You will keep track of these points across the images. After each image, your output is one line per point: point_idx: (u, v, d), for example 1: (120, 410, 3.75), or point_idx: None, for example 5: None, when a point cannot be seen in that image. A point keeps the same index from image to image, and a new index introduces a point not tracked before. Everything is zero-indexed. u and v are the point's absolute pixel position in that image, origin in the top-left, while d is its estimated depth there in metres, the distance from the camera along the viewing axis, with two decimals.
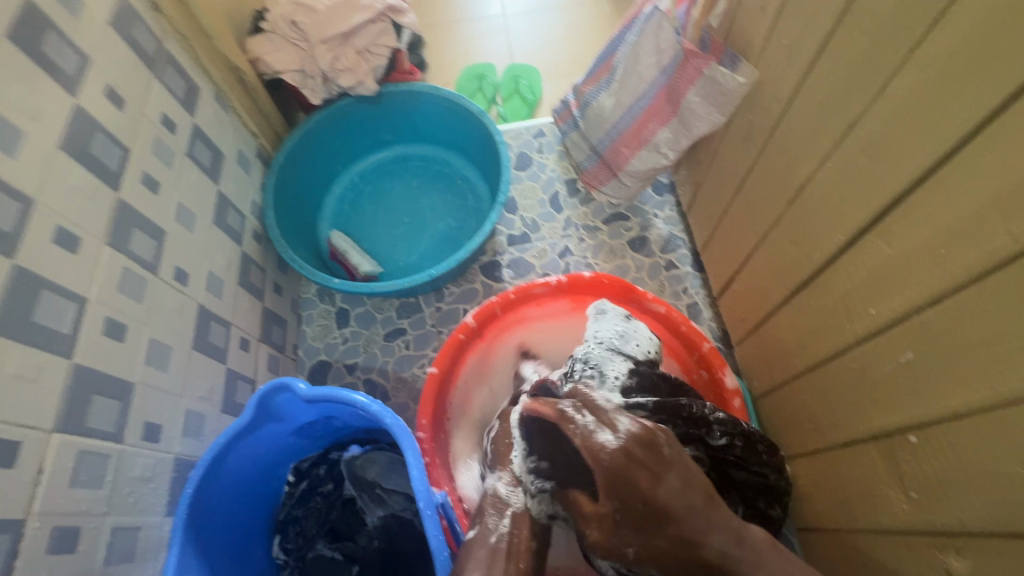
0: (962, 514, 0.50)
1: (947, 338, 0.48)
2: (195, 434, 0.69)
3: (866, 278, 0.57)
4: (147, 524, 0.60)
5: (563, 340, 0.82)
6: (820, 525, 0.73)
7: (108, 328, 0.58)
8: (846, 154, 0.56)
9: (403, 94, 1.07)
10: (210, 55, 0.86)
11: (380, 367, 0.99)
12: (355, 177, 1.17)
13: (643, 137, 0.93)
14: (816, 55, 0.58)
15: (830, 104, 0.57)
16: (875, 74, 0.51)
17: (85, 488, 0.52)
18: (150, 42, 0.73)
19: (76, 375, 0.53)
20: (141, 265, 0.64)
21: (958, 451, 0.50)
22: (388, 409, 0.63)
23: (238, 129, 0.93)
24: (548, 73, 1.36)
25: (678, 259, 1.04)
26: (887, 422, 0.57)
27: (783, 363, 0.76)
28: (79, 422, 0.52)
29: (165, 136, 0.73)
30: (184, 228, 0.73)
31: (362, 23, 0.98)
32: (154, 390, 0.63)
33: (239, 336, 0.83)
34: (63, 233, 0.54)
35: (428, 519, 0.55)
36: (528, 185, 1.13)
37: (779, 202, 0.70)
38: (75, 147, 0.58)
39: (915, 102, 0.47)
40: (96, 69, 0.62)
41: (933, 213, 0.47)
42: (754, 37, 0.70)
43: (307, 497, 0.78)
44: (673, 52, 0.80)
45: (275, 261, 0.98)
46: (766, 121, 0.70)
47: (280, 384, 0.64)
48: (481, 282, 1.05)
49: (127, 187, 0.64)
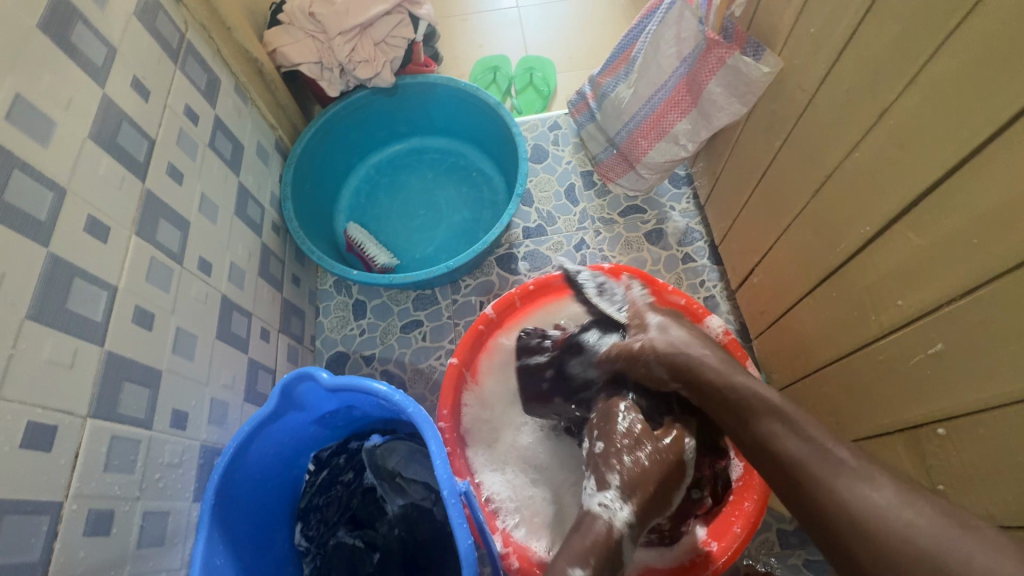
0: (992, 507, 0.50)
1: (979, 329, 0.48)
2: (220, 422, 0.70)
3: (894, 269, 0.56)
4: (176, 509, 0.61)
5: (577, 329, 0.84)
6: None
7: (137, 317, 0.58)
8: (875, 144, 0.56)
9: (419, 85, 1.07)
10: (230, 47, 0.87)
11: (397, 358, 1.00)
12: (371, 169, 1.17)
13: (662, 129, 0.92)
14: (844, 43, 0.58)
15: (858, 93, 0.57)
16: (907, 61, 0.50)
17: (117, 472, 0.53)
18: (173, 34, 0.73)
19: (108, 363, 0.54)
20: (167, 255, 0.65)
21: (987, 443, 0.49)
22: (410, 399, 0.63)
23: (258, 120, 0.94)
24: (562, 65, 1.36)
25: (695, 252, 1.03)
26: (914, 414, 0.57)
27: (805, 355, 0.75)
28: (112, 409, 0.53)
29: (188, 128, 0.73)
30: (207, 219, 0.74)
31: (379, 14, 0.98)
32: (181, 378, 0.64)
33: (260, 326, 0.83)
34: (94, 223, 0.55)
35: (452, 507, 0.55)
36: (543, 177, 1.13)
37: (802, 193, 0.69)
38: (103, 137, 0.58)
39: (950, 89, 0.46)
40: (123, 60, 0.63)
41: (966, 202, 0.47)
42: (779, 26, 0.69)
43: (329, 486, 0.79)
44: (695, 42, 0.79)
45: (293, 252, 0.99)
46: (791, 110, 0.69)
47: (303, 373, 0.64)
48: (497, 274, 1.05)
49: (153, 178, 0.65)
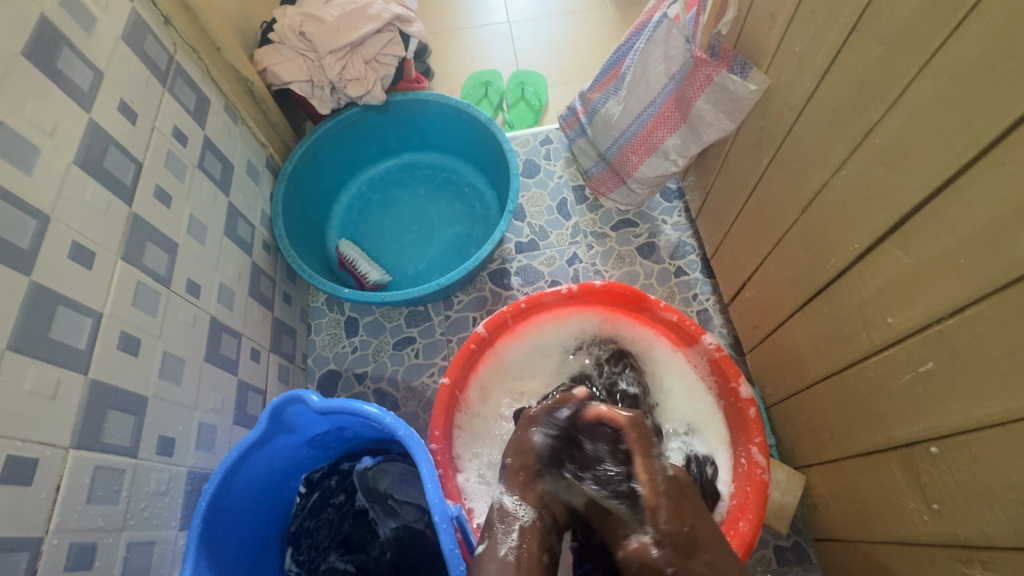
0: (987, 527, 0.49)
1: (968, 347, 0.48)
2: (207, 447, 0.69)
3: (883, 286, 0.56)
4: (162, 539, 0.60)
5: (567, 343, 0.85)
6: (837, 536, 0.73)
7: (123, 343, 0.58)
8: (862, 163, 0.56)
9: (409, 102, 1.07)
10: (219, 67, 0.87)
11: (389, 376, 0.99)
12: (362, 185, 1.17)
13: (652, 144, 0.92)
14: (829, 63, 0.58)
15: (844, 112, 0.57)
16: (891, 82, 0.50)
17: (101, 504, 0.52)
18: (161, 56, 0.73)
19: (91, 391, 0.53)
20: (154, 279, 0.64)
21: (980, 462, 0.49)
22: (401, 421, 0.62)
23: (248, 139, 0.94)
24: (553, 79, 1.37)
25: (688, 265, 1.03)
26: (907, 432, 0.56)
27: (798, 371, 0.75)
28: (95, 438, 0.52)
29: (176, 149, 0.73)
30: (195, 240, 0.74)
31: (370, 33, 0.99)
32: (168, 404, 0.63)
33: (250, 347, 0.83)
34: (78, 249, 0.54)
35: (443, 532, 0.54)
36: (535, 192, 1.13)
37: (791, 210, 0.70)
38: (89, 162, 0.58)
39: (933, 111, 0.47)
40: (110, 85, 0.63)
41: (952, 222, 0.47)
42: (764, 45, 0.70)
43: (319, 508, 0.78)
44: (683, 60, 0.80)
45: (284, 271, 0.98)
46: (778, 127, 0.70)
47: (292, 396, 0.63)
48: (490, 289, 1.05)
49: (140, 202, 0.64)
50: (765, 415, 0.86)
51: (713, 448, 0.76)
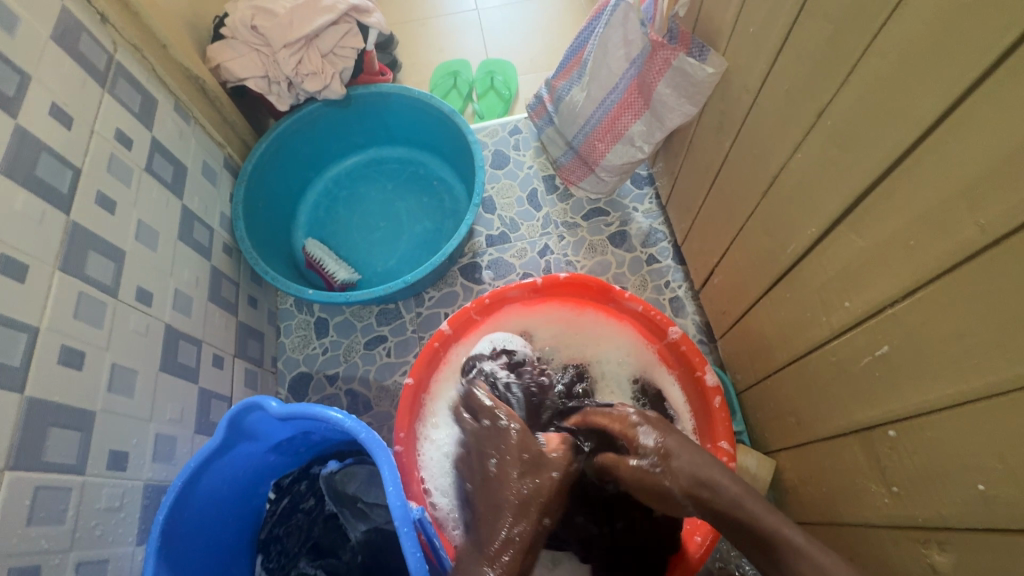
0: (942, 509, 0.49)
1: (920, 330, 0.47)
2: (166, 459, 0.68)
3: (839, 271, 0.56)
4: (117, 555, 0.58)
5: (546, 324, 0.84)
6: (806, 519, 0.72)
7: (64, 357, 0.56)
8: (816, 145, 0.55)
9: (371, 96, 1.05)
10: (166, 65, 0.84)
11: (361, 376, 0.97)
12: (329, 182, 1.14)
13: (617, 131, 0.90)
14: (781, 44, 0.57)
15: (798, 94, 0.56)
16: (840, 62, 0.49)
17: (44, 525, 0.51)
18: (99, 55, 0.70)
19: (29, 410, 0.51)
20: (99, 289, 0.62)
21: (935, 445, 0.49)
22: (362, 423, 0.61)
23: (203, 139, 0.91)
24: (522, 67, 1.34)
25: (660, 253, 1.03)
26: (867, 415, 0.56)
27: (764, 357, 0.75)
28: (34, 457, 0.51)
29: (120, 153, 0.70)
30: (145, 247, 0.71)
31: (325, 25, 0.96)
32: (119, 417, 0.61)
33: (212, 353, 0.81)
34: (9, 262, 0.52)
35: (405, 537, 0.53)
36: (505, 183, 1.12)
37: (752, 194, 0.68)
38: (18, 171, 0.55)
39: (879, 91, 0.46)
40: (39, 88, 0.60)
41: (902, 204, 0.46)
42: (721, 25, 0.68)
43: (288, 514, 0.77)
44: (641, 44, 0.78)
45: (248, 273, 0.96)
46: (737, 111, 0.68)
47: (251, 403, 0.62)
48: (461, 284, 1.03)
49: (80, 210, 0.62)
50: (736, 401, 0.85)
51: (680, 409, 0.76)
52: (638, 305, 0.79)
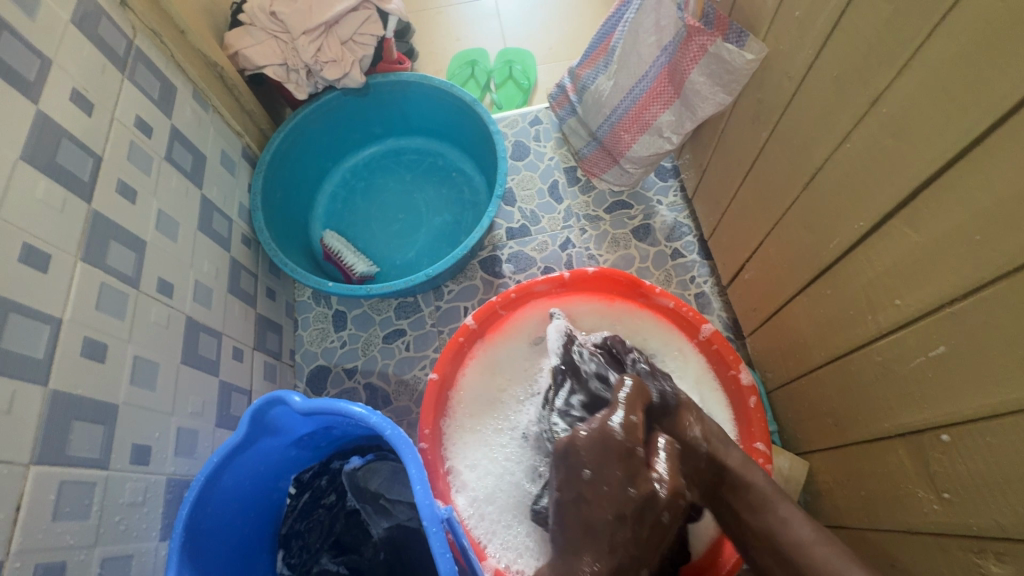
0: (1001, 518, 0.47)
1: (982, 330, 0.45)
2: (188, 452, 0.67)
3: (890, 267, 0.53)
4: (140, 551, 0.57)
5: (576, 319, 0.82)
6: (842, 523, 0.70)
7: (87, 349, 0.55)
8: (868, 134, 0.52)
9: (391, 85, 1.02)
10: (185, 51, 0.82)
11: (380, 370, 0.96)
12: (347, 173, 1.13)
13: (645, 121, 0.88)
14: (830, 29, 0.54)
15: (848, 81, 0.53)
16: (899, 46, 0.47)
17: (69, 520, 0.50)
18: (118, 40, 0.68)
19: (52, 403, 0.50)
20: (121, 279, 0.61)
21: (994, 451, 0.46)
22: (387, 420, 0.59)
23: (222, 128, 0.89)
24: (542, 56, 1.31)
25: (684, 247, 1.00)
26: (917, 418, 0.54)
27: (799, 355, 0.72)
28: (59, 452, 0.50)
29: (140, 141, 0.69)
30: (165, 237, 0.70)
31: (345, 11, 0.93)
32: (142, 410, 0.60)
33: (232, 346, 0.79)
34: (31, 251, 0.51)
35: (433, 536, 0.51)
36: (526, 175, 1.09)
37: (792, 186, 0.66)
38: (39, 157, 0.54)
39: (945, 75, 0.43)
40: (60, 73, 0.58)
41: (966, 197, 0.44)
42: (762, 9, 0.65)
43: (310, 510, 0.76)
44: (675, 30, 0.75)
45: (266, 265, 0.95)
46: (777, 100, 0.66)
47: (274, 398, 0.60)
48: (481, 278, 1.01)
49: (101, 198, 0.61)
50: (766, 401, 0.83)
51: (711, 409, 0.74)
52: (667, 301, 0.77)
